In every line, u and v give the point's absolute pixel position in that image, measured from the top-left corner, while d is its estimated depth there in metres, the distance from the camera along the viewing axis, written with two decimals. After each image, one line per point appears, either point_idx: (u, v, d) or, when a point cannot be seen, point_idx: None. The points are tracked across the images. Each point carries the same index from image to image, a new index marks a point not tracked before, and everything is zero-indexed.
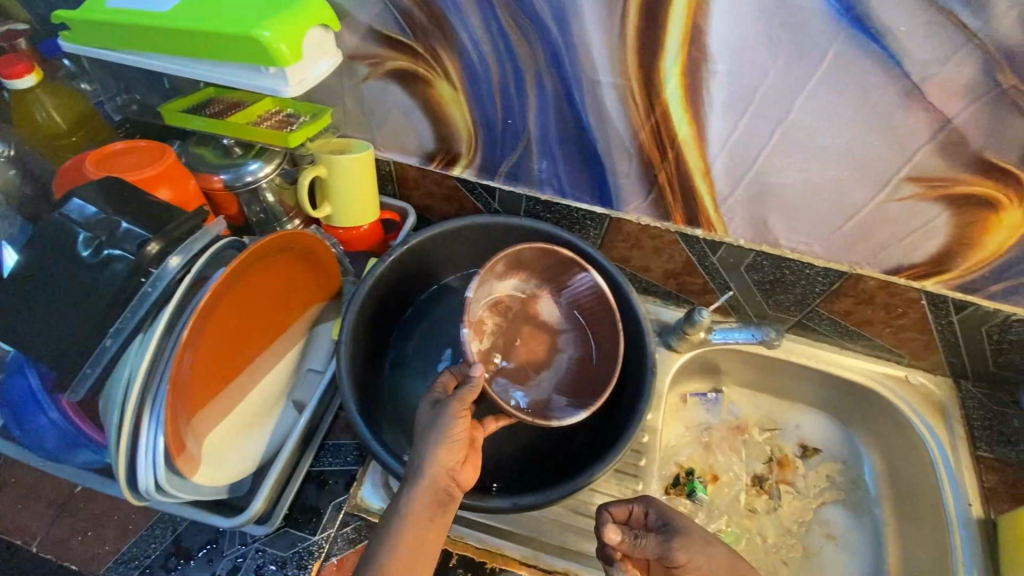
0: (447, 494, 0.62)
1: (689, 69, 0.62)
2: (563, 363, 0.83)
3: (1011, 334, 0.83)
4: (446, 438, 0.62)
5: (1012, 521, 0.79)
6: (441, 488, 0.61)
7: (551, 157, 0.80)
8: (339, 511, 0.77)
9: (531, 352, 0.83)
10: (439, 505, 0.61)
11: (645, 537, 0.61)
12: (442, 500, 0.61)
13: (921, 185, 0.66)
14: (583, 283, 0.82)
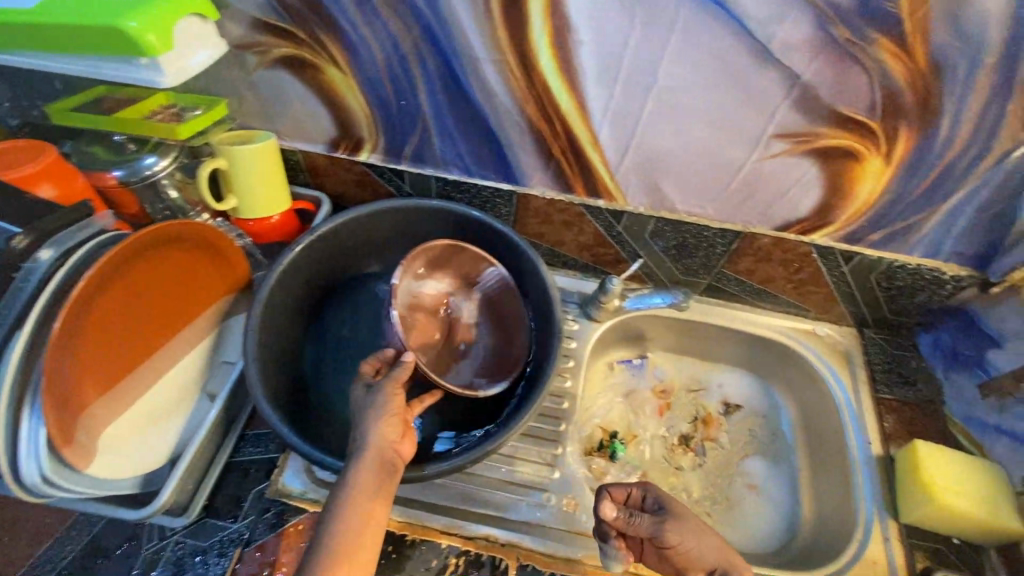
0: (393, 463, 0.60)
1: (557, 40, 0.65)
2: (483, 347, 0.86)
3: (897, 280, 0.88)
4: (383, 412, 0.62)
5: (905, 455, 0.83)
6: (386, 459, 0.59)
7: (449, 136, 0.81)
8: (263, 501, 0.78)
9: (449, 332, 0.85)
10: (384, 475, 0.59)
11: (639, 516, 0.64)
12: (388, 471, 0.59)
13: (787, 140, 0.70)
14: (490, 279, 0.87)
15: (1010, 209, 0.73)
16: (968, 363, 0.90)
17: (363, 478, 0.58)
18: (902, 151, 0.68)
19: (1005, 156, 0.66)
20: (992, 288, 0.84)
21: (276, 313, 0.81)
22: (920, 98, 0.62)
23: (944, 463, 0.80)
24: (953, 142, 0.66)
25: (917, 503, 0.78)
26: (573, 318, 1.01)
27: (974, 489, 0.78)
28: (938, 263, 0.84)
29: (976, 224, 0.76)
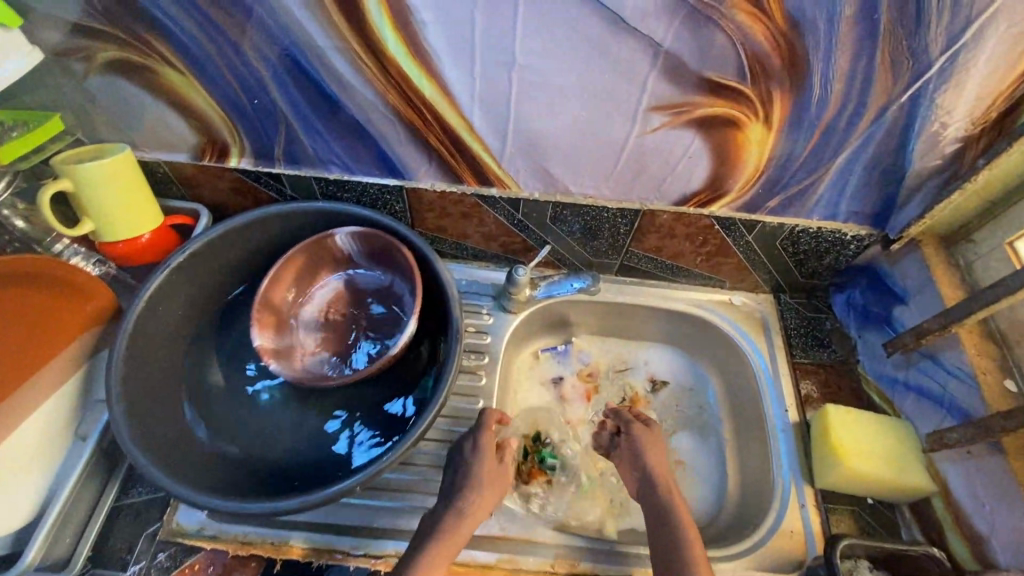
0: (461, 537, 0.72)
1: (400, 22, 0.59)
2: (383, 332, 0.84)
3: (802, 244, 0.87)
4: (501, 488, 0.76)
5: (817, 421, 0.82)
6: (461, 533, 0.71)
7: (317, 134, 0.75)
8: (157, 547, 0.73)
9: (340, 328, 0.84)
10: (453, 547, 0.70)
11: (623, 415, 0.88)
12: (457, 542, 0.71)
13: (664, 112, 0.66)
14: (348, 241, 0.83)
15: (897, 166, 0.71)
16: (878, 321, 0.90)
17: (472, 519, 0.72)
18: (780, 113, 0.65)
19: (882, 111, 0.64)
20: (893, 246, 0.83)
21: (149, 340, 0.75)
22: (787, 58, 0.59)
23: (853, 427, 0.79)
24: (828, 101, 0.63)
25: (830, 469, 0.78)
26: (486, 312, 0.97)
27: (884, 449, 0.77)
28: (838, 224, 0.82)
29: (868, 183, 0.74)
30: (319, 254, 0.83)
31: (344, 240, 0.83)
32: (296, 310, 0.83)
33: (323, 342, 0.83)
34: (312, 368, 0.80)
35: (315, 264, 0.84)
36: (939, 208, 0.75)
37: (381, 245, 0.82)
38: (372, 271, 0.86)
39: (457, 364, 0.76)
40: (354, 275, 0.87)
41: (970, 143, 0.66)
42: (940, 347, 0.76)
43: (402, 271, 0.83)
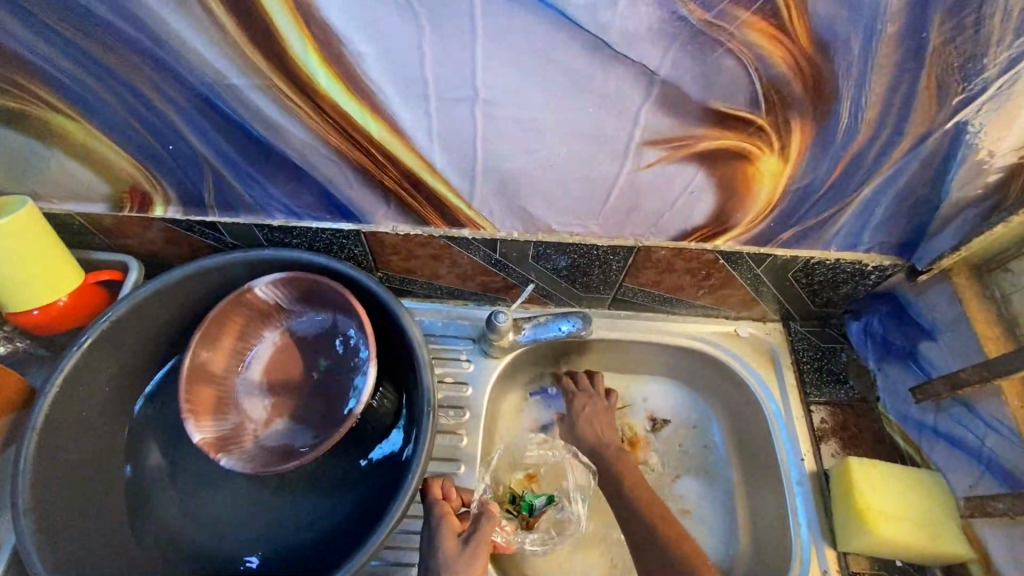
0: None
1: (332, 55, 0.48)
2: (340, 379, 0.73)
3: (816, 275, 0.77)
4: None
5: (838, 476, 0.74)
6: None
7: (252, 178, 0.64)
8: None
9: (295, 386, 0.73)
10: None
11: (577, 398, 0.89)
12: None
13: (661, 147, 0.55)
14: (269, 292, 0.72)
15: (933, 196, 0.61)
16: (901, 355, 0.81)
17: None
18: (799, 146, 0.54)
19: (920, 140, 0.53)
20: (920, 276, 0.74)
21: (66, 430, 0.64)
22: (811, 85, 0.48)
23: (879, 484, 0.71)
24: (857, 131, 0.52)
25: (853, 534, 0.70)
26: (466, 358, 0.87)
27: (913, 510, 0.69)
28: (858, 255, 0.72)
29: (897, 213, 0.64)
30: (245, 312, 0.72)
31: (262, 289, 0.72)
32: (234, 383, 0.72)
33: (275, 407, 0.72)
34: (275, 445, 0.69)
35: (240, 323, 0.73)
36: (977, 240, 0.65)
37: (310, 284, 0.72)
38: (307, 314, 0.75)
39: (429, 445, 0.65)
40: (288, 323, 0.75)
41: (1020, 171, 0.57)
42: (977, 395, 0.68)
43: (344, 307, 0.73)
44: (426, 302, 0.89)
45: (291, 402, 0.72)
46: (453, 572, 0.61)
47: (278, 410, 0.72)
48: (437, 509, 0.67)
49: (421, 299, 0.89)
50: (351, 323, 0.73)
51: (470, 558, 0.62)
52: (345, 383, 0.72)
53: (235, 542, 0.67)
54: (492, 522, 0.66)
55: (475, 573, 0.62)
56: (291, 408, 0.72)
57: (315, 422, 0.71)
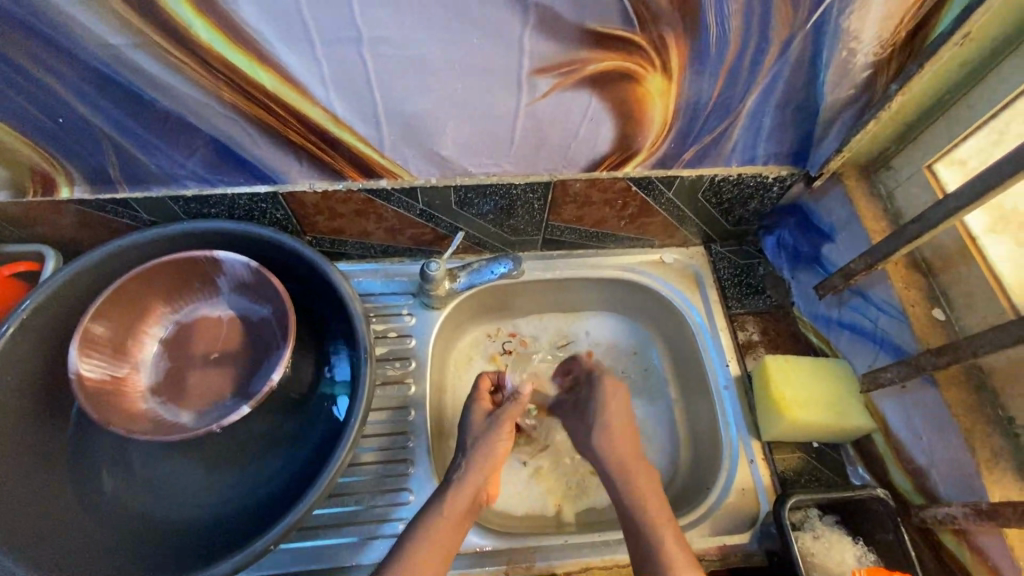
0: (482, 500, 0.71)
1: (203, 4, 0.47)
2: (209, 337, 0.74)
3: (725, 193, 0.82)
4: (493, 448, 0.72)
5: (757, 374, 0.81)
6: (479, 496, 0.70)
7: (154, 148, 0.63)
8: None
9: (211, 375, 0.72)
10: (476, 508, 0.70)
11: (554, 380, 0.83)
12: (478, 508, 0.70)
13: (551, 74, 0.57)
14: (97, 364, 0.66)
15: (810, 100, 0.65)
16: (809, 261, 0.87)
17: (470, 482, 0.69)
18: (679, 60, 0.57)
19: (786, 45, 0.57)
20: (815, 182, 0.79)
21: None
22: None
23: (792, 378, 0.77)
24: (728, 40, 0.56)
25: (772, 423, 0.76)
26: (408, 313, 0.88)
27: (821, 399, 0.75)
28: (758, 168, 0.77)
29: (782, 122, 0.69)
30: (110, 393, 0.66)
31: (89, 373, 0.65)
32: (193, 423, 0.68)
33: (227, 381, 0.72)
34: (270, 365, 0.71)
35: (119, 406, 0.66)
36: (857, 139, 0.70)
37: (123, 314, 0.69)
38: (143, 360, 0.71)
39: (368, 391, 0.69)
40: (145, 380, 0.70)
41: (881, 68, 0.61)
42: (870, 284, 0.74)
43: (166, 293, 0.73)
44: (361, 262, 0.90)
45: (225, 374, 0.72)
46: (486, 442, 0.72)
47: (226, 385, 0.71)
48: (478, 391, 0.79)
49: (356, 260, 0.90)
50: (162, 308, 0.73)
51: (498, 429, 0.73)
52: (225, 325, 0.75)
53: (187, 508, 0.68)
54: (517, 406, 0.75)
55: (502, 444, 0.72)
56: (227, 376, 0.72)
57: (258, 350, 0.73)
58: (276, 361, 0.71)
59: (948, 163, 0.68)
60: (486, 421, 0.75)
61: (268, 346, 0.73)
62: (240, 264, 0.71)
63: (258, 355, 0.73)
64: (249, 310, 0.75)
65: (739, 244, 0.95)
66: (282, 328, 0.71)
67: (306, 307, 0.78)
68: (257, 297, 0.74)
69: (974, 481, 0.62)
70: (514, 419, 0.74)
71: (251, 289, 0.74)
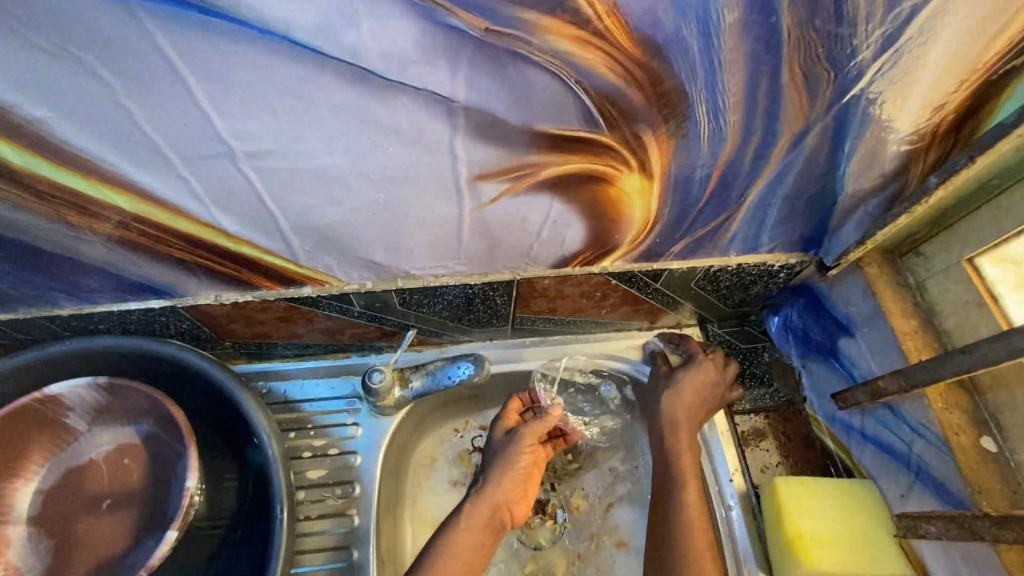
0: (502, 523, 0.66)
1: (2, 125, 0.35)
2: (73, 491, 0.62)
3: (722, 282, 0.69)
4: (513, 465, 0.67)
5: (766, 497, 0.68)
6: (498, 517, 0.65)
7: (0, 271, 0.50)
8: None
9: (103, 530, 0.61)
10: (492, 532, 0.65)
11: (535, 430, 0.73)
12: (497, 529, 0.66)
13: (497, 180, 0.45)
14: None
15: (827, 191, 0.53)
16: (823, 352, 0.74)
17: (485, 507, 0.65)
18: (661, 158, 0.44)
19: (799, 139, 0.45)
20: (830, 269, 0.67)
21: None
22: (652, 93, 0.38)
23: (810, 507, 0.64)
24: (724, 135, 0.43)
25: (787, 565, 0.63)
26: (352, 424, 0.74)
27: (845, 533, 0.63)
28: (762, 257, 0.64)
29: (791, 213, 0.56)
30: None
31: None
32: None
33: (132, 517, 0.62)
34: (174, 480, 0.63)
35: None
36: (883, 230, 0.58)
37: None
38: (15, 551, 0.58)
39: (285, 560, 0.56)
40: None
41: (917, 157, 0.49)
42: (900, 398, 0.61)
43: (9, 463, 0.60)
44: (300, 361, 0.77)
45: (124, 516, 0.62)
46: (506, 460, 0.67)
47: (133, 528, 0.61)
48: (507, 407, 0.73)
49: (293, 357, 0.77)
50: (17, 486, 0.60)
51: (519, 445, 0.68)
52: (91, 467, 0.63)
53: None
54: (545, 422, 0.69)
55: (524, 458, 0.68)
56: (128, 517, 0.62)
57: (157, 467, 0.64)
58: (180, 473, 0.62)
59: (998, 259, 0.56)
60: (510, 431, 0.70)
61: (154, 460, 0.64)
62: (83, 384, 0.60)
63: (148, 477, 0.63)
64: (121, 436, 0.64)
65: (740, 324, 0.82)
66: (172, 429, 0.63)
67: (216, 435, 0.65)
68: (124, 415, 0.64)
69: None
70: (540, 434, 0.69)
71: (112, 410, 0.63)
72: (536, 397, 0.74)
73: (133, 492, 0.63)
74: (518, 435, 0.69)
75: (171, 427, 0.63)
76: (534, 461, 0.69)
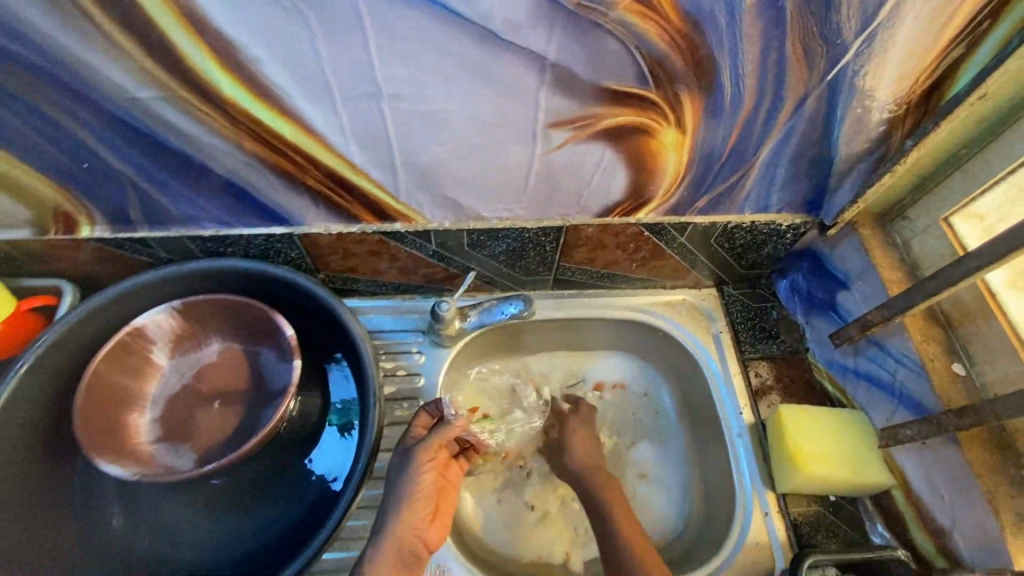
0: (415, 552, 0.66)
1: (229, 62, 0.49)
2: (180, 404, 0.72)
3: (737, 239, 0.81)
4: (411, 492, 0.67)
5: (771, 424, 0.79)
6: (405, 548, 0.65)
7: (172, 190, 0.64)
8: None
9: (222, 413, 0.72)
10: (405, 564, 0.65)
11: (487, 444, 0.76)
12: (411, 560, 0.65)
13: (565, 128, 0.58)
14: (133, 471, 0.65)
15: (825, 153, 0.65)
16: (823, 307, 0.86)
17: (395, 530, 0.65)
18: (693, 115, 0.58)
19: (801, 102, 0.58)
20: (830, 230, 0.79)
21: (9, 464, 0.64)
22: (690, 59, 0.51)
23: (806, 428, 0.76)
24: (743, 97, 0.56)
25: (788, 477, 0.74)
26: (417, 350, 0.88)
27: (837, 449, 0.74)
28: (772, 216, 0.77)
29: (796, 173, 0.69)
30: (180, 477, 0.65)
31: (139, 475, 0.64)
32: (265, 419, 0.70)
33: (247, 385, 0.73)
34: (261, 367, 0.74)
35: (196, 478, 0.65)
36: (872, 191, 0.70)
37: (114, 432, 0.67)
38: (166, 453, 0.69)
39: (377, 429, 0.69)
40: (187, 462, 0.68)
41: (896, 125, 0.61)
42: (886, 335, 0.73)
43: (127, 391, 0.70)
44: (373, 299, 0.90)
45: (237, 393, 0.73)
46: (399, 490, 0.67)
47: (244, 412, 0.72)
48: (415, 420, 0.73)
49: (367, 296, 0.90)
50: (130, 416, 0.69)
51: (417, 467, 0.68)
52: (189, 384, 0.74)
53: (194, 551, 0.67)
54: (446, 430, 0.70)
55: (422, 482, 0.68)
56: (239, 393, 0.73)
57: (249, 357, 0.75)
58: (267, 358, 0.74)
59: (966, 216, 0.68)
60: (407, 455, 0.69)
61: (231, 363, 0.75)
62: (163, 311, 0.72)
63: (232, 378, 0.74)
64: (206, 355, 0.75)
65: (751, 286, 0.94)
66: (248, 328, 0.75)
67: (310, 347, 0.78)
68: (196, 338, 0.75)
69: (997, 545, 0.61)
70: (439, 443, 0.69)
71: (184, 337, 0.74)
72: (439, 408, 0.74)
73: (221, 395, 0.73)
74: (418, 449, 0.69)
75: (247, 325, 0.74)
76: (433, 479, 0.69)
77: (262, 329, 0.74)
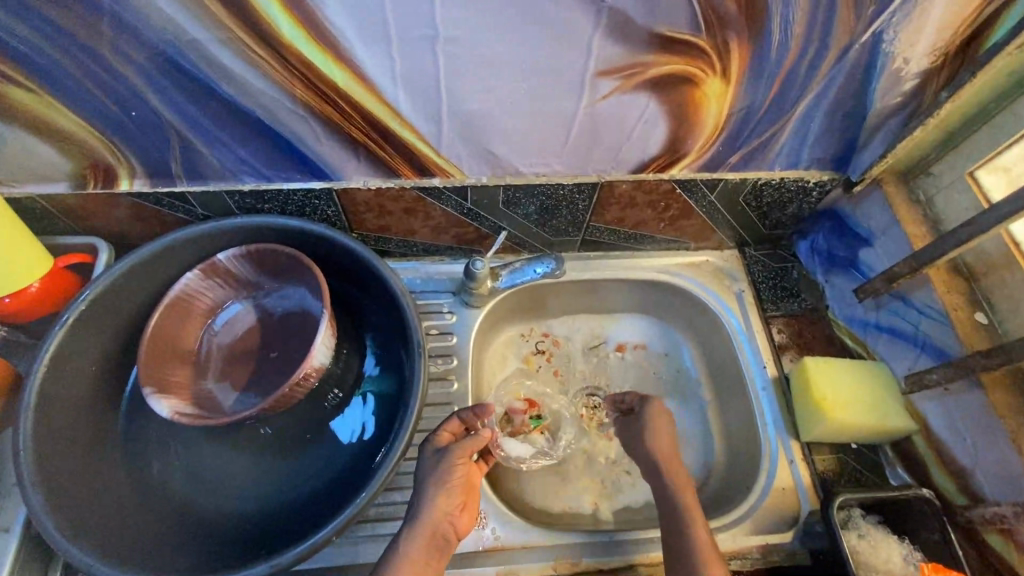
0: (446, 539, 0.65)
1: (292, 3, 0.49)
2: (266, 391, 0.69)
3: (765, 197, 0.83)
4: (444, 482, 0.66)
5: (797, 375, 0.81)
6: (438, 534, 0.64)
7: (218, 141, 0.64)
8: None
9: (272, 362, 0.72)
10: (437, 550, 0.64)
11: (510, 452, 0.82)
12: (442, 545, 0.64)
13: (614, 77, 0.59)
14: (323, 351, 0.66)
15: (861, 106, 0.67)
16: (845, 265, 0.88)
17: (431, 517, 0.64)
18: (739, 66, 0.59)
19: (844, 52, 0.59)
20: (855, 188, 0.81)
21: (59, 413, 0.64)
22: (744, 4, 0.52)
23: (833, 376, 0.79)
24: (789, 46, 0.57)
25: (816, 425, 0.77)
26: (448, 310, 0.89)
27: (862, 397, 0.77)
28: (800, 173, 0.78)
29: (830, 127, 0.70)
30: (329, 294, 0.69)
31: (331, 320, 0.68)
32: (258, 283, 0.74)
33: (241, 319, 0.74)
34: (258, 315, 0.74)
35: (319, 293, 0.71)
36: (902, 145, 0.72)
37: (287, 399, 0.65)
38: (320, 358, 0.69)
39: (422, 385, 0.68)
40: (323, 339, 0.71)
41: (931, 77, 0.63)
42: (911, 288, 0.76)
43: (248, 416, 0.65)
44: (402, 261, 0.91)
45: (246, 347, 0.73)
46: (433, 480, 0.66)
47: (294, 355, 0.71)
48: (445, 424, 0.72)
49: (397, 258, 0.91)
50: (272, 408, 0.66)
51: (450, 461, 0.67)
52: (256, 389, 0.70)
53: (241, 499, 0.68)
54: (476, 440, 0.68)
55: (457, 473, 0.66)
56: (246, 346, 0.73)
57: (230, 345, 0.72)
58: (247, 311, 0.74)
59: (991, 170, 0.70)
60: (443, 451, 0.68)
61: (227, 355, 0.72)
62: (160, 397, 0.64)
63: (250, 354, 0.72)
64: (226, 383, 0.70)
65: (772, 247, 0.96)
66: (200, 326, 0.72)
67: (349, 306, 0.78)
68: (197, 392, 0.68)
69: (1020, 480, 0.64)
70: (472, 453, 0.67)
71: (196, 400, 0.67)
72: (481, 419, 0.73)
73: (252, 378, 0.71)
74: (453, 447, 0.68)
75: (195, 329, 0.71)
76: (468, 479, 0.67)
77: (199, 314, 0.72)
